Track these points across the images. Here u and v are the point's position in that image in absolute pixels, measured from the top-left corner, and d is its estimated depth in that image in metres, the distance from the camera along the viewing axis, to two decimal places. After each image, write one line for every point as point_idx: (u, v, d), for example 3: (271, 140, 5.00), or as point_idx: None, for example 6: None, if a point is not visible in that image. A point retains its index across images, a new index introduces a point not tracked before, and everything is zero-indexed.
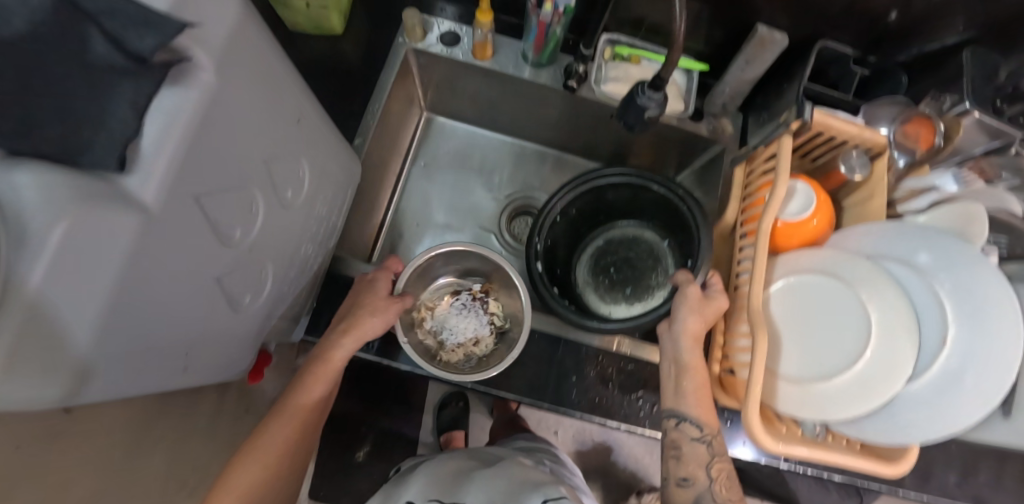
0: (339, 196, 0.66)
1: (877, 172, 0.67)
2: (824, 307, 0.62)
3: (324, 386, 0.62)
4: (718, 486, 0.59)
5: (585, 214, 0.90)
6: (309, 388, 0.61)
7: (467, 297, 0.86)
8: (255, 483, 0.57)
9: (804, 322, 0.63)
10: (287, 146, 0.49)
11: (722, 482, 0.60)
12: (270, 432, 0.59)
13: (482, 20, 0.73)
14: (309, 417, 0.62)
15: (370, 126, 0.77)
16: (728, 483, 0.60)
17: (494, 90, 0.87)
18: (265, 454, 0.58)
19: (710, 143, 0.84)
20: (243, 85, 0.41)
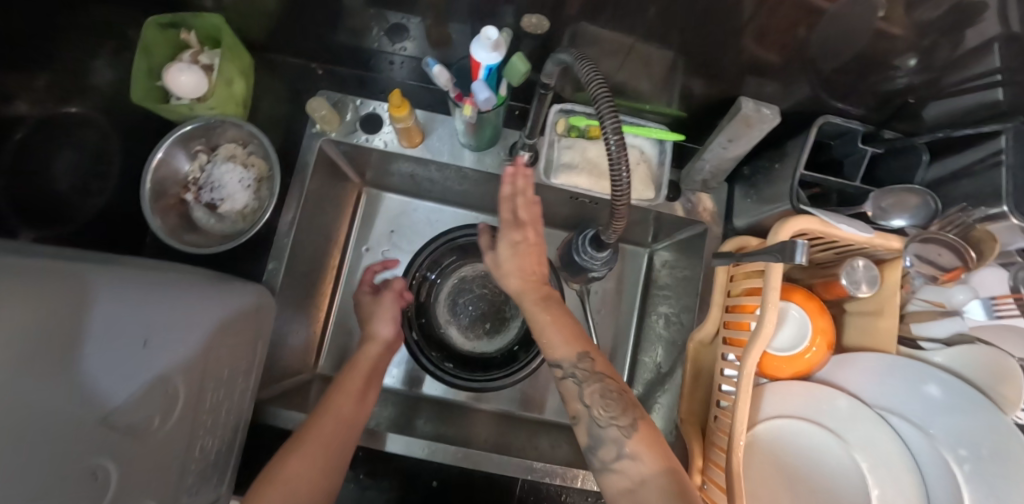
0: (249, 352, 0.58)
1: (888, 287, 0.56)
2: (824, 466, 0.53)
3: (353, 394, 0.60)
4: (596, 408, 0.52)
5: (450, 259, 0.84)
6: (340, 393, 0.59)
7: (197, 183, 0.65)
8: (306, 479, 0.50)
9: (799, 478, 0.53)
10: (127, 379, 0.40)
11: (598, 403, 0.52)
12: (299, 442, 0.53)
13: (398, 116, 0.59)
14: (343, 415, 0.57)
15: (285, 246, 0.66)
16: (604, 398, 0.52)
17: (434, 171, 0.75)
18: (315, 449, 0.52)
19: (690, 223, 0.73)
20: (40, 331, 0.34)
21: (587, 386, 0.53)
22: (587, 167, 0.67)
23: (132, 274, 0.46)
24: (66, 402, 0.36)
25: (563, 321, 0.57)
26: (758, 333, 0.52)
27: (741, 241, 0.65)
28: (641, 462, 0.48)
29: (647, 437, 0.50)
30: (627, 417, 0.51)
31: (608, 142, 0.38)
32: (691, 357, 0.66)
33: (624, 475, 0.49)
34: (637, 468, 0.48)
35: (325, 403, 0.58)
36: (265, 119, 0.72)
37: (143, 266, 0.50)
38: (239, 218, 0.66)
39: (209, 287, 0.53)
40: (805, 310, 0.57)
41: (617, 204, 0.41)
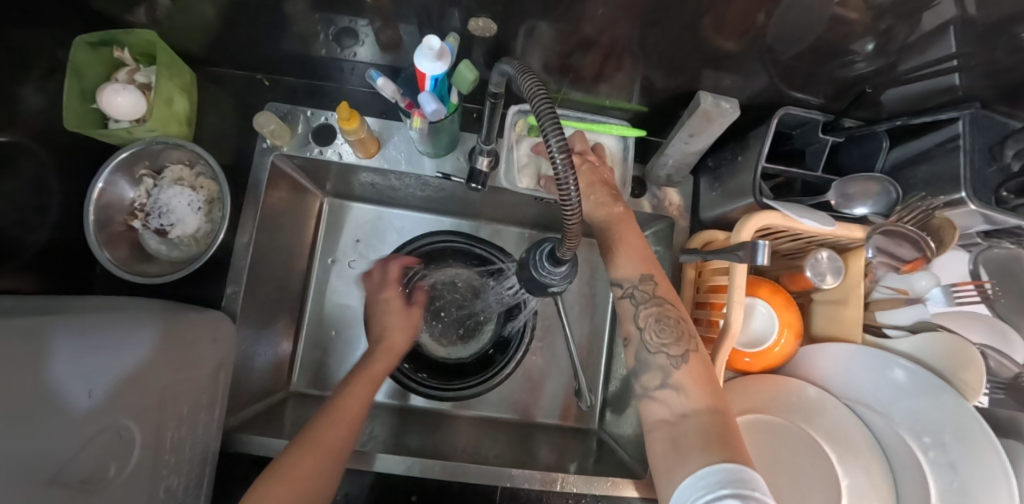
0: (211, 381, 0.56)
1: (852, 277, 0.56)
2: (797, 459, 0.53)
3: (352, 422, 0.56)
4: (649, 332, 0.51)
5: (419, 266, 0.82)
6: (353, 397, 0.58)
7: (144, 211, 0.62)
8: (310, 475, 0.50)
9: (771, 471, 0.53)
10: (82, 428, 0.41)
11: (652, 328, 0.51)
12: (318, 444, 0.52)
13: (348, 128, 0.57)
14: (342, 438, 0.54)
15: (242, 269, 0.63)
16: (658, 324, 0.51)
17: (394, 179, 0.73)
18: (319, 447, 0.52)
19: (656, 220, 0.71)
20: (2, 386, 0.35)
21: (644, 311, 0.52)
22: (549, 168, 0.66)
23: (83, 323, 0.45)
24: (29, 456, 0.36)
25: (634, 241, 0.56)
26: (726, 333, 0.52)
27: (708, 236, 0.64)
28: (683, 395, 0.48)
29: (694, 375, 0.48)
30: (676, 345, 0.50)
31: (554, 158, 0.34)
32: None
33: (663, 409, 0.48)
34: (679, 400, 0.48)
35: (330, 415, 0.55)
36: (213, 136, 0.69)
37: (94, 313, 0.49)
38: (192, 241, 0.63)
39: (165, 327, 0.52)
40: (772, 305, 0.57)
41: (566, 225, 0.37)
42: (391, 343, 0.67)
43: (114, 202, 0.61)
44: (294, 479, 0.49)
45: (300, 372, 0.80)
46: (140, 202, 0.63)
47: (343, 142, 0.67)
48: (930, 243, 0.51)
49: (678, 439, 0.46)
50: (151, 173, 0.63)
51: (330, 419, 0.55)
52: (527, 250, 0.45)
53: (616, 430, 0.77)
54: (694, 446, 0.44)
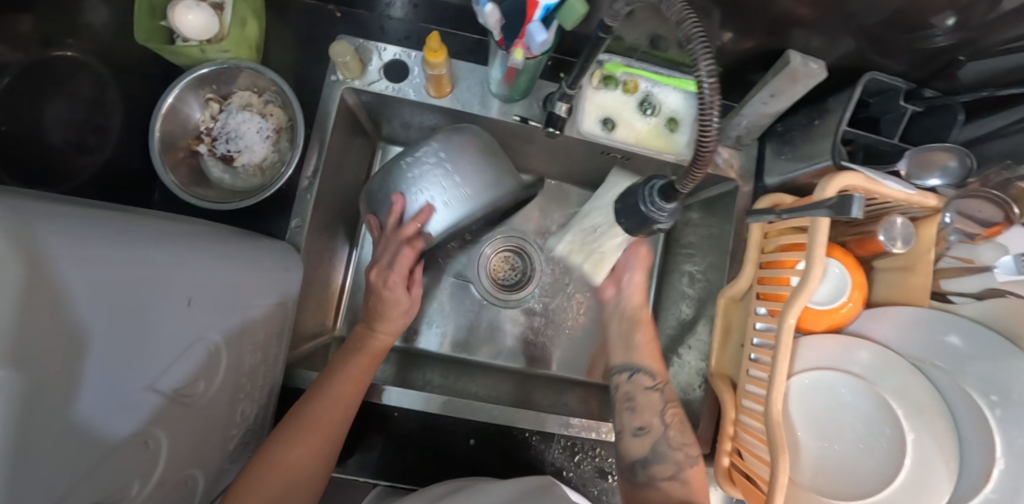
0: (280, 311, 0.55)
1: (923, 244, 0.57)
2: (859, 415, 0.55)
3: (346, 402, 0.56)
4: (673, 431, 0.60)
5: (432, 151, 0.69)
6: (339, 382, 0.57)
7: (208, 139, 0.60)
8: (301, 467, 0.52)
9: (831, 423, 0.56)
10: (158, 346, 0.36)
11: (676, 427, 0.60)
12: (317, 411, 0.54)
13: (432, 62, 0.56)
14: (333, 415, 0.55)
15: (307, 204, 0.62)
16: (682, 431, 0.60)
17: (457, 125, 0.72)
18: (315, 431, 0.53)
19: (718, 181, 0.72)
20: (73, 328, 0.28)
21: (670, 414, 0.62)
22: (622, 122, 0.66)
23: (86, 219, 0.32)
24: (123, 380, 0.32)
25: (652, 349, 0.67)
26: (804, 288, 0.53)
27: (775, 198, 0.64)
28: (689, 487, 0.56)
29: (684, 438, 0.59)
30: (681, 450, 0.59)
31: (702, 89, 0.35)
32: (721, 312, 0.67)
33: (669, 469, 0.57)
34: (686, 490, 0.56)
35: (321, 393, 0.56)
36: (277, 66, 0.66)
37: (141, 216, 0.42)
38: (257, 170, 0.61)
39: (223, 243, 0.48)
40: (844, 265, 0.58)
41: (698, 156, 0.38)
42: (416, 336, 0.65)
43: (176, 126, 0.58)
44: (284, 466, 0.51)
45: (344, 316, 0.80)
46: (203, 129, 0.60)
47: (414, 81, 0.65)
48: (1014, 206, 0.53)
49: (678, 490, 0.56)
50: (214, 100, 0.60)
51: (316, 402, 0.55)
52: (636, 191, 0.47)
53: None
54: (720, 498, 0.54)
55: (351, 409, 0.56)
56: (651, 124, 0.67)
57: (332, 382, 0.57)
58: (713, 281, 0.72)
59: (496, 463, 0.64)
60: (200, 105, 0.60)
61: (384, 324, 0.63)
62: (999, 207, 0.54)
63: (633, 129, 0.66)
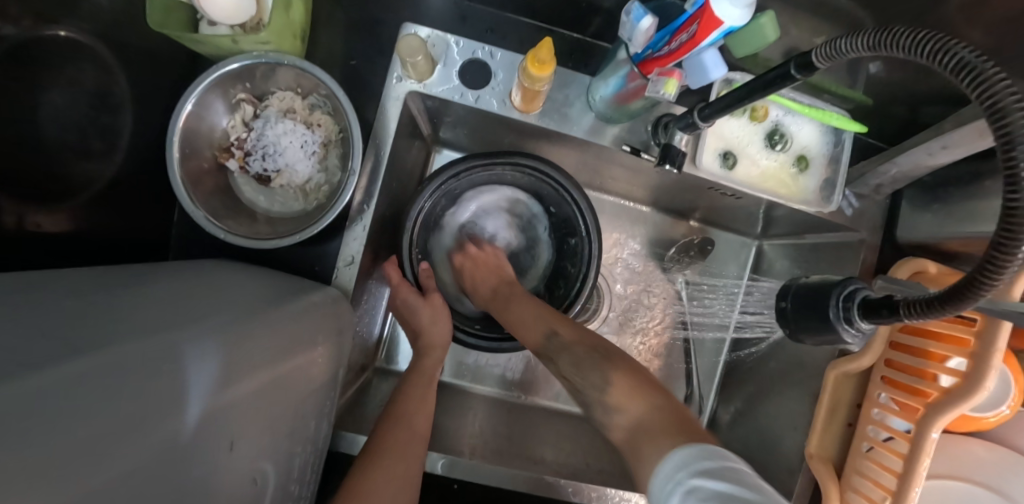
0: (331, 377, 0.45)
1: None
2: None
3: (421, 422, 0.53)
4: (585, 384, 0.50)
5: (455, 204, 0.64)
6: (409, 405, 0.55)
7: (241, 154, 0.48)
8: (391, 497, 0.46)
9: None
10: (229, 437, 0.29)
11: (574, 363, 0.52)
12: (397, 432, 0.51)
13: (535, 75, 0.43)
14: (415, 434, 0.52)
15: (358, 237, 0.51)
16: (576, 364, 0.51)
17: (536, 139, 0.59)
18: (396, 459, 0.48)
19: (839, 231, 0.61)
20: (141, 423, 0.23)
21: (562, 360, 0.53)
22: (743, 157, 0.54)
23: (163, 308, 0.30)
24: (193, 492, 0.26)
25: (534, 307, 0.58)
26: (966, 398, 0.44)
27: (916, 265, 0.53)
28: (624, 412, 0.45)
29: (624, 386, 0.46)
30: (598, 374, 0.49)
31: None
32: (830, 388, 0.57)
33: (619, 428, 0.45)
34: (623, 420, 0.45)
35: (389, 417, 0.53)
36: (325, 57, 0.53)
37: (170, 299, 0.32)
38: (297, 191, 0.50)
39: (283, 309, 0.39)
40: (1010, 369, 0.48)
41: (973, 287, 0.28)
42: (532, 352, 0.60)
43: (201, 137, 0.46)
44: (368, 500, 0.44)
45: (382, 345, 0.70)
46: (235, 141, 0.48)
47: (494, 89, 0.52)
48: None
49: (634, 437, 0.42)
50: (247, 104, 0.48)
51: (391, 424, 0.52)
52: (824, 293, 0.45)
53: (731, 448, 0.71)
54: (637, 446, 0.41)
55: (427, 424, 0.54)
56: (778, 162, 0.55)
57: (399, 404, 0.55)
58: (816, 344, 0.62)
59: None
60: (233, 110, 0.48)
61: (429, 342, 0.62)
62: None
63: (754, 167, 0.54)
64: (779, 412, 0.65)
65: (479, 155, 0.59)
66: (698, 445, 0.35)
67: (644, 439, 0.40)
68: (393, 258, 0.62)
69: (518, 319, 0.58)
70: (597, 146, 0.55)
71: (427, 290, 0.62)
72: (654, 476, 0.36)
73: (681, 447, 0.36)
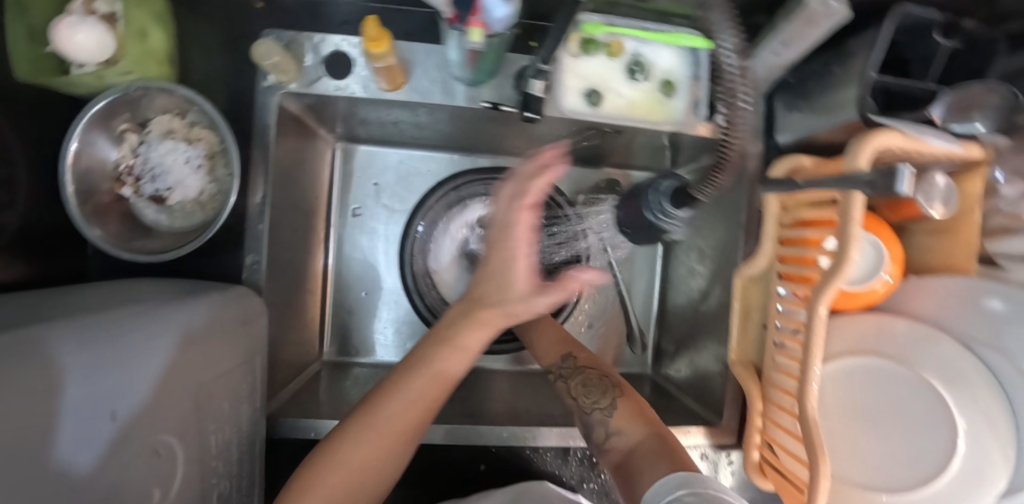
0: (246, 366, 0.48)
1: (965, 204, 0.50)
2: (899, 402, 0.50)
3: (436, 399, 0.45)
4: (574, 392, 0.57)
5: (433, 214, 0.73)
6: (406, 391, 0.45)
7: (134, 181, 0.52)
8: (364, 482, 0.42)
9: (871, 413, 0.51)
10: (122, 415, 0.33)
11: (575, 387, 0.57)
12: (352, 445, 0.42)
13: (376, 53, 0.46)
14: (423, 401, 0.45)
15: (262, 235, 0.54)
16: (586, 386, 0.56)
17: (422, 116, 0.62)
18: (398, 423, 0.44)
19: (725, 145, 0.63)
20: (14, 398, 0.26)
21: (573, 380, 0.58)
22: (609, 92, 0.56)
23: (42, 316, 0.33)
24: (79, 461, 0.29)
25: (549, 332, 0.64)
26: (835, 274, 0.46)
27: (792, 162, 0.56)
28: (624, 434, 0.51)
29: (630, 411, 0.53)
30: (606, 399, 0.55)
31: None
32: (739, 294, 0.60)
33: (615, 450, 0.50)
34: (625, 439, 0.50)
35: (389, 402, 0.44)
36: (201, 76, 0.56)
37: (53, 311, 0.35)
38: (195, 204, 0.53)
39: (177, 310, 0.42)
40: (880, 238, 0.50)
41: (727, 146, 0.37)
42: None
43: (92, 171, 0.50)
44: (350, 474, 0.42)
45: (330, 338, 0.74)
46: (126, 169, 0.52)
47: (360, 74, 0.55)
48: None
49: (631, 462, 0.48)
50: (130, 133, 0.52)
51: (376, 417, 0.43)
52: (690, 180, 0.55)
53: (676, 372, 0.75)
54: (634, 469, 0.47)
55: (426, 420, 0.46)
56: (644, 91, 0.57)
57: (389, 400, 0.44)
58: (726, 258, 0.65)
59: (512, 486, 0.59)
60: (115, 140, 0.51)
61: None
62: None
63: (621, 99, 0.57)
64: (708, 329, 0.67)
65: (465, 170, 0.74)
66: (686, 472, 0.43)
67: (647, 458, 0.47)
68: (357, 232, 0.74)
69: (536, 338, 0.65)
70: (474, 109, 0.58)
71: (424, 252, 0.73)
72: (650, 489, 0.43)
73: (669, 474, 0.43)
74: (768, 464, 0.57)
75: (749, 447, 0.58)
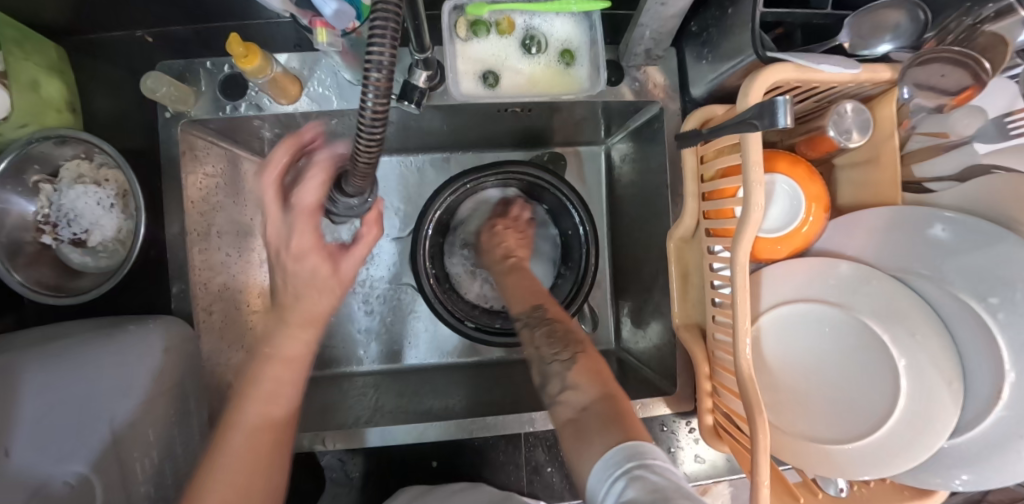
0: (178, 393, 0.49)
1: (882, 132, 0.48)
2: (841, 348, 0.48)
3: (289, 393, 0.44)
4: (538, 344, 0.56)
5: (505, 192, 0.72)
6: (259, 382, 0.42)
7: (54, 229, 0.53)
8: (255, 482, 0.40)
9: (814, 362, 0.49)
10: None
11: (540, 339, 0.57)
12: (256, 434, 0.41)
13: (249, 68, 0.47)
14: (285, 384, 0.44)
15: (184, 263, 0.55)
16: (548, 337, 0.56)
17: (332, 123, 0.62)
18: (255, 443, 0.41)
19: (642, 106, 0.61)
20: None
21: (537, 332, 0.58)
22: (505, 70, 0.55)
23: None
24: None
25: (524, 284, 0.65)
26: (747, 222, 0.43)
27: (705, 113, 0.53)
28: (580, 390, 0.49)
29: (586, 369, 0.51)
30: (565, 353, 0.53)
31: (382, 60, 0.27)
32: (674, 256, 0.58)
33: (567, 405, 0.48)
34: (578, 397, 0.48)
35: (243, 400, 0.41)
36: (112, 118, 0.58)
37: None
38: (118, 242, 0.55)
39: (95, 349, 0.44)
40: (794, 179, 0.48)
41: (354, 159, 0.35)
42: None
43: (12, 226, 0.51)
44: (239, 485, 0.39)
45: None
46: (46, 218, 0.53)
47: (257, 91, 0.55)
48: (987, 63, 0.43)
49: (580, 419, 0.45)
50: (43, 182, 0.53)
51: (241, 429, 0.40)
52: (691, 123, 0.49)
53: (637, 345, 0.73)
54: (583, 427, 0.45)
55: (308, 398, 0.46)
56: (542, 64, 0.56)
57: (245, 401, 0.41)
58: (662, 223, 0.63)
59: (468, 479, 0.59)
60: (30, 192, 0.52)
61: None
62: (963, 67, 0.44)
63: (520, 76, 0.55)
64: (658, 295, 0.66)
65: (486, 168, 0.69)
66: (631, 442, 0.40)
67: (591, 422, 0.45)
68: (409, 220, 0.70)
69: (511, 289, 0.65)
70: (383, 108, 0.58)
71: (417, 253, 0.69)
72: (596, 465, 0.40)
73: (618, 445, 0.40)
74: (722, 427, 0.54)
75: (702, 409, 0.56)
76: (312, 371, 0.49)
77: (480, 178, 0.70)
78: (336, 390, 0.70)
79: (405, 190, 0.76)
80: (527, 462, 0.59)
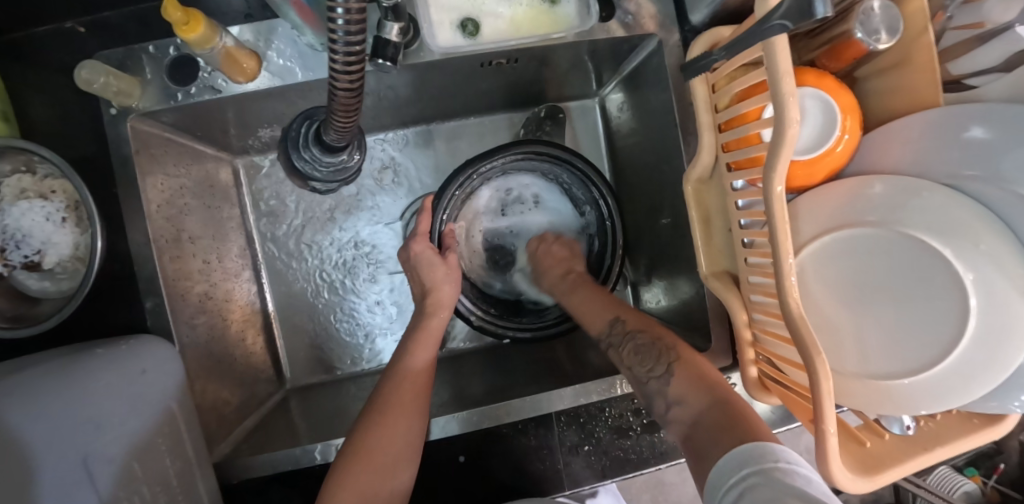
0: (167, 417, 0.44)
1: (912, 29, 0.43)
2: (916, 279, 0.42)
3: (413, 377, 0.51)
4: (624, 352, 0.51)
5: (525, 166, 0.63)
6: (409, 362, 0.52)
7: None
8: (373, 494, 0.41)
9: (886, 295, 0.44)
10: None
11: (629, 351, 0.50)
12: (371, 433, 0.45)
13: (191, 35, 0.40)
14: (407, 406, 0.47)
15: (164, 273, 0.49)
16: (638, 353, 0.49)
17: (300, 101, 0.56)
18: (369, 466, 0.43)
19: (638, 40, 0.55)
20: None
21: (624, 350, 0.51)
22: (484, 16, 0.49)
23: None
24: None
25: (592, 301, 0.57)
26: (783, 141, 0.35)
27: (712, 37, 0.48)
28: (688, 404, 0.43)
29: (692, 375, 0.45)
30: (661, 365, 0.47)
31: None
32: (693, 201, 0.53)
33: (678, 424, 0.43)
34: (688, 410, 0.43)
35: (392, 382, 0.50)
36: (49, 121, 0.51)
37: None
38: (78, 258, 0.49)
39: (61, 383, 0.38)
40: (824, 90, 0.44)
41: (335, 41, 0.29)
42: (435, 298, 0.58)
43: None
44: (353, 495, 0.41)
45: (289, 364, 0.69)
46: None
47: (209, 71, 0.49)
48: None
49: (696, 435, 0.41)
50: None
51: (389, 388, 0.49)
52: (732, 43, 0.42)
53: (658, 304, 0.69)
54: (700, 441, 0.40)
55: (424, 391, 0.50)
56: (524, 3, 0.50)
57: (394, 377, 0.51)
58: (673, 167, 0.58)
59: (494, 473, 0.54)
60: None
61: (435, 300, 0.58)
62: None
63: (502, 21, 0.49)
64: (679, 247, 0.61)
65: (498, 150, 0.59)
66: (752, 444, 0.34)
67: (708, 434, 0.39)
68: (425, 207, 0.61)
69: (580, 307, 0.57)
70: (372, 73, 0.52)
71: (447, 248, 0.60)
72: (716, 468, 0.36)
73: (740, 450, 0.34)
74: (770, 379, 0.49)
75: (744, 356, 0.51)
76: (421, 344, 0.55)
77: (496, 157, 0.59)
78: (345, 395, 0.65)
79: (391, 170, 0.71)
80: (559, 445, 0.54)
